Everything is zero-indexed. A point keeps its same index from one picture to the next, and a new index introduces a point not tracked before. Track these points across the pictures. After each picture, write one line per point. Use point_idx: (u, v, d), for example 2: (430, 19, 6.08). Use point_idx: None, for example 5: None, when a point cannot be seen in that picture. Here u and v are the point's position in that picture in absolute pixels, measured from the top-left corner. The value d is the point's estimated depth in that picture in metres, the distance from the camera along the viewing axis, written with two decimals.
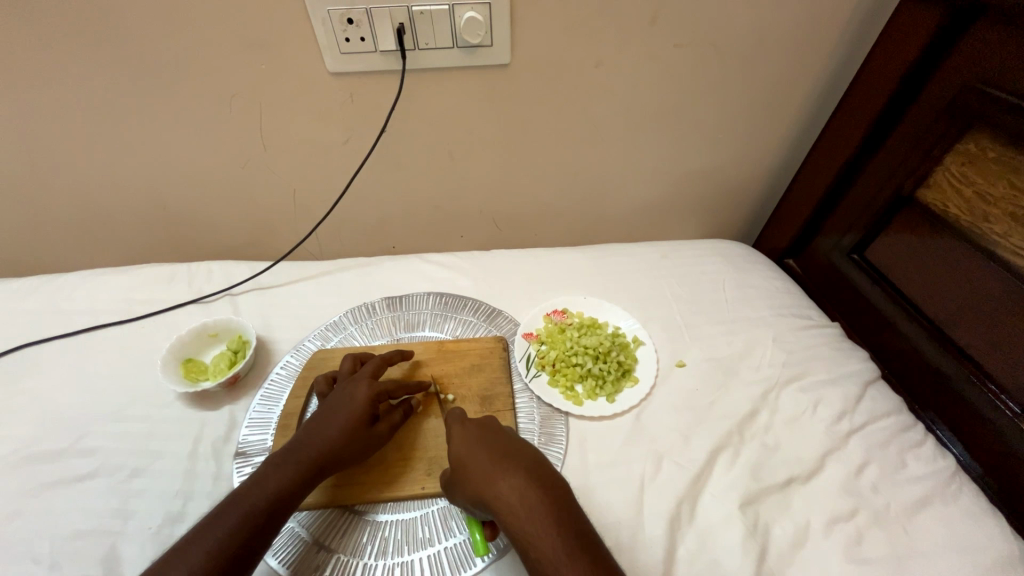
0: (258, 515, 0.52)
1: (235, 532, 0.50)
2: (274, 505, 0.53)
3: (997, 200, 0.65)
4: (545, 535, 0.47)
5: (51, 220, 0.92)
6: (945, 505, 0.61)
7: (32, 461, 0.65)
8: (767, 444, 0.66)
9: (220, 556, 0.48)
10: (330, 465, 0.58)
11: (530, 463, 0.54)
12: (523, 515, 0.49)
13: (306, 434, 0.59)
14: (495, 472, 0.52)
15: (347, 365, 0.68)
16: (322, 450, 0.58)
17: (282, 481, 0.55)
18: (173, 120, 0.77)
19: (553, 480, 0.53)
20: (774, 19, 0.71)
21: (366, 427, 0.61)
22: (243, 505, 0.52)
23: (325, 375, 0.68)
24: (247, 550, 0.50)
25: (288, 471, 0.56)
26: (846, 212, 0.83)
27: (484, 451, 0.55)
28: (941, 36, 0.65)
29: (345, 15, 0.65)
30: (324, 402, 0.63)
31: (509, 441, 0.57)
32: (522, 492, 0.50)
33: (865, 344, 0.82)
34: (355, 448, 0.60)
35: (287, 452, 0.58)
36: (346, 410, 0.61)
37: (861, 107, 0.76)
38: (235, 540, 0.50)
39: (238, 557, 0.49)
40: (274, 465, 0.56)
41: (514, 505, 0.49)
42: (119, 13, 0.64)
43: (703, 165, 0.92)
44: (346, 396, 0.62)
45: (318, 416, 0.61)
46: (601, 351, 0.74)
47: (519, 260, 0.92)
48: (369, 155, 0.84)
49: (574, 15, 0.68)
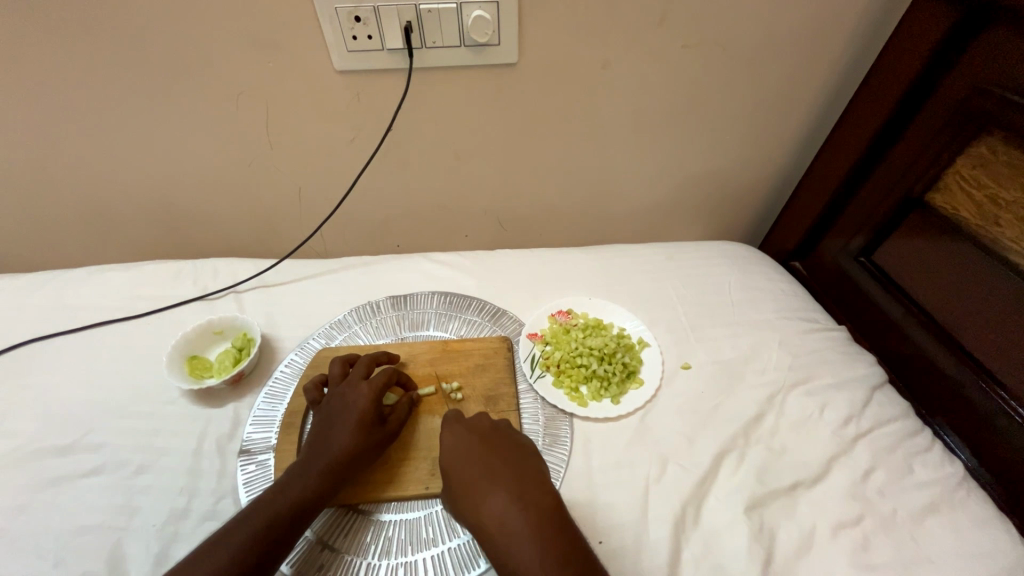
0: (277, 520, 0.52)
1: (256, 536, 0.51)
2: (295, 512, 0.54)
3: (1009, 203, 0.64)
4: (525, 556, 0.48)
5: (55, 215, 0.91)
6: (953, 511, 0.61)
7: (36, 456, 0.65)
8: (773, 448, 0.66)
9: (243, 561, 0.49)
10: (348, 471, 0.58)
11: (515, 477, 0.54)
12: (503, 537, 0.50)
13: (319, 446, 0.59)
14: (480, 492, 0.53)
15: (337, 368, 0.67)
16: (337, 457, 0.58)
17: (304, 494, 0.55)
18: (179, 118, 0.77)
19: (538, 497, 0.52)
20: (783, 19, 0.71)
21: (375, 428, 0.61)
22: (265, 513, 0.53)
23: (315, 381, 0.67)
24: (271, 556, 0.51)
25: (309, 479, 0.56)
26: (855, 214, 0.82)
27: (470, 466, 0.56)
28: (954, 37, 0.64)
29: (352, 13, 0.65)
30: (324, 411, 0.63)
31: (499, 455, 0.56)
32: (503, 514, 0.51)
33: (873, 349, 0.81)
34: (370, 447, 0.60)
35: (302, 463, 0.58)
36: (350, 416, 0.61)
37: (871, 109, 0.76)
38: (259, 546, 0.50)
39: (262, 562, 0.50)
40: (294, 475, 0.56)
41: (495, 527, 0.50)
42: (126, 8, 0.64)
43: (709, 166, 0.91)
44: (347, 400, 0.62)
45: (325, 424, 0.61)
46: (607, 352, 0.74)
47: (525, 260, 0.92)
48: (375, 154, 0.84)
49: (581, 15, 0.68)
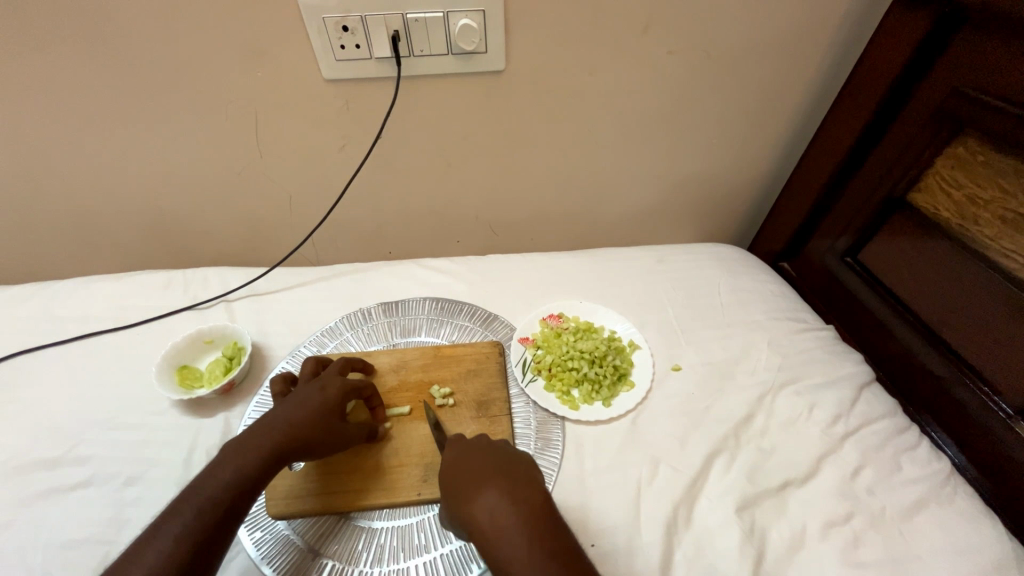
0: (216, 506, 0.50)
1: (197, 524, 0.49)
2: (234, 494, 0.52)
3: (987, 202, 0.65)
4: (513, 553, 0.46)
5: (43, 225, 0.91)
6: (940, 508, 0.61)
7: (24, 470, 0.65)
8: (763, 448, 0.66)
9: (180, 552, 0.47)
10: (292, 454, 0.56)
11: (505, 476, 0.53)
12: (491, 535, 0.48)
13: (273, 423, 0.57)
14: (471, 493, 0.51)
15: (308, 369, 0.66)
16: (291, 439, 0.56)
17: (240, 474, 0.53)
18: (167, 127, 0.77)
19: (527, 497, 0.50)
20: (764, 25, 0.72)
21: (337, 422, 0.61)
22: (202, 496, 0.51)
23: (282, 376, 0.66)
24: (205, 547, 0.49)
25: (251, 454, 0.54)
26: (840, 214, 0.83)
27: (465, 469, 0.54)
28: (931, 40, 0.66)
29: (340, 23, 0.66)
30: (282, 399, 0.61)
31: (494, 457, 0.55)
32: (493, 512, 0.49)
33: (860, 349, 0.82)
34: (321, 440, 0.59)
35: (244, 437, 0.56)
36: (315, 403, 0.60)
37: (852, 112, 0.77)
38: (194, 533, 0.49)
39: (195, 554, 0.48)
40: (236, 448, 0.55)
41: (484, 525, 0.49)
42: (116, 20, 0.65)
43: (697, 169, 0.92)
44: (313, 390, 0.62)
45: (278, 406, 0.60)
46: (597, 355, 0.75)
47: (515, 265, 0.93)
48: (364, 162, 0.84)
49: (566, 22, 0.69)
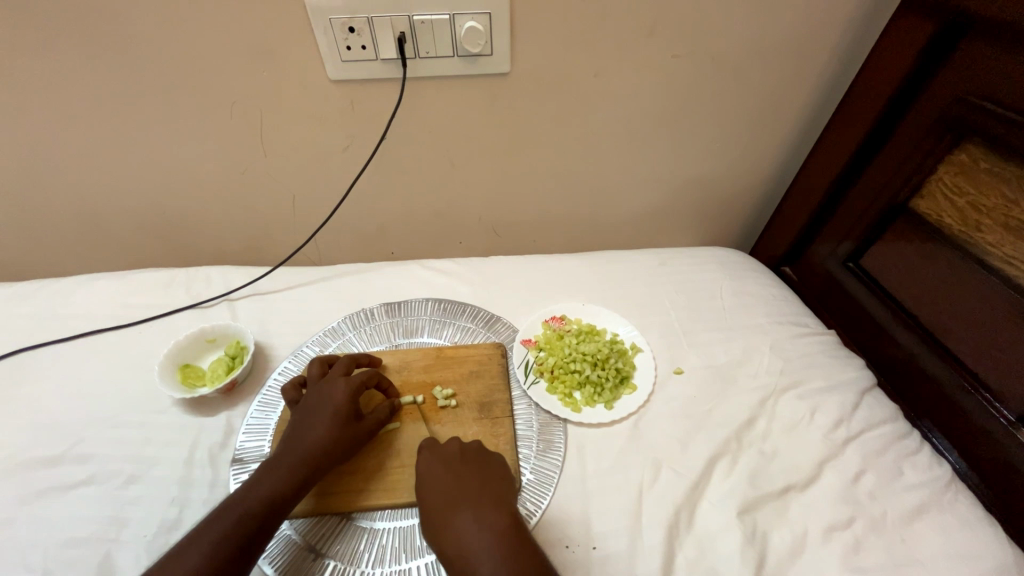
0: (253, 518, 0.52)
1: (230, 537, 0.50)
2: (267, 509, 0.53)
3: (988, 210, 0.66)
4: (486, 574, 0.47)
5: (48, 224, 0.91)
6: (941, 513, 0.61)
7: (26, 467, 0.65)
8: (764, 452, 0.66)
9: (217, 560, 0.49)
10: (322, 467, 0.58)
11: (485, 499, 0.54)
12: (466, 558, 0.49)
13: (294, 442, 0.59)
14: (450, 514, 0.53)
15: (316, 368, 0.67)
16: (314, 453, 0.58)
17: (274, 489, 0.55)
18: (173, 127, 0.77)
19: (508, 515, 0.52)
20: (768, 30, 0.72)
21: (353, 423, 0.62)
22: (237, 509, 0.52)
23: (293, 381, 0.67)
24: (243, 554, 0.50)
25: (282, 475, 0.56)
26: (842, 219, 0.84)
27: (443, 489, 0.55)
28: (935, 48, 0.66)
29: (347, 23, 0.66)
30: (298, 411, 0.63)
31: (476, 479, 0.56)
32: (470, 536, 0.50)
33: (861, 353, 0.82)
34: (346, 447, 0.60)
35: (274, 460, 0.58)
36: (329, 412, 0.61)
37: (855, 118, 0.77)
38: (232, 544, 0.50)
39: (234, 561, 0.49)
40: (267, 470, 0.56)
41: (460, 549, 0.50)
42: (124, 18, 0.65)
43: (699, 173, 0.92)
44: (325, 397, 0.63)
45: (300, 422, 0.61)
46: (600, 357, 0.75)
47: (518, 267, 0.93)
48: (369, 163, 0.85)
49: (571, 25, 0.69)
